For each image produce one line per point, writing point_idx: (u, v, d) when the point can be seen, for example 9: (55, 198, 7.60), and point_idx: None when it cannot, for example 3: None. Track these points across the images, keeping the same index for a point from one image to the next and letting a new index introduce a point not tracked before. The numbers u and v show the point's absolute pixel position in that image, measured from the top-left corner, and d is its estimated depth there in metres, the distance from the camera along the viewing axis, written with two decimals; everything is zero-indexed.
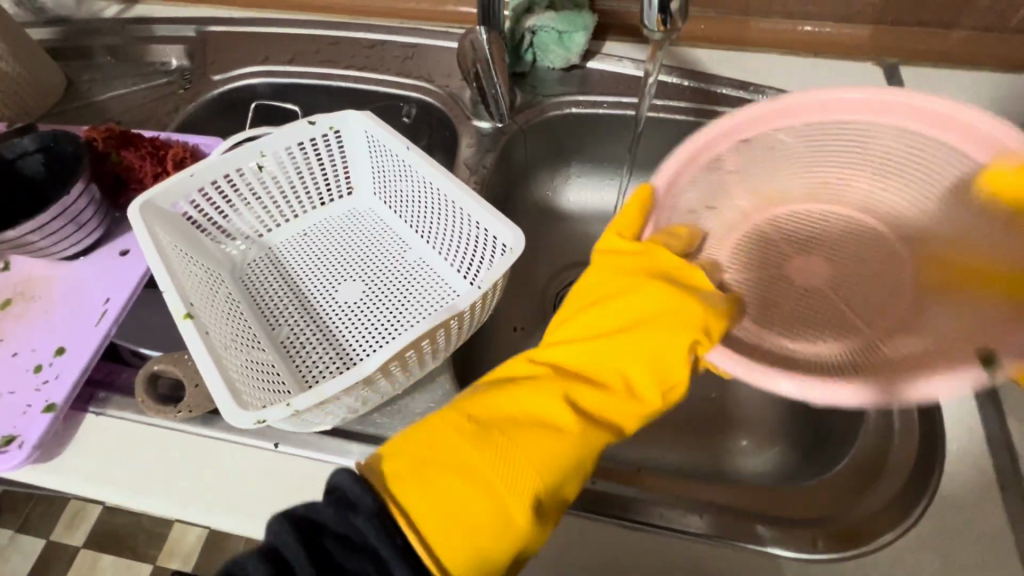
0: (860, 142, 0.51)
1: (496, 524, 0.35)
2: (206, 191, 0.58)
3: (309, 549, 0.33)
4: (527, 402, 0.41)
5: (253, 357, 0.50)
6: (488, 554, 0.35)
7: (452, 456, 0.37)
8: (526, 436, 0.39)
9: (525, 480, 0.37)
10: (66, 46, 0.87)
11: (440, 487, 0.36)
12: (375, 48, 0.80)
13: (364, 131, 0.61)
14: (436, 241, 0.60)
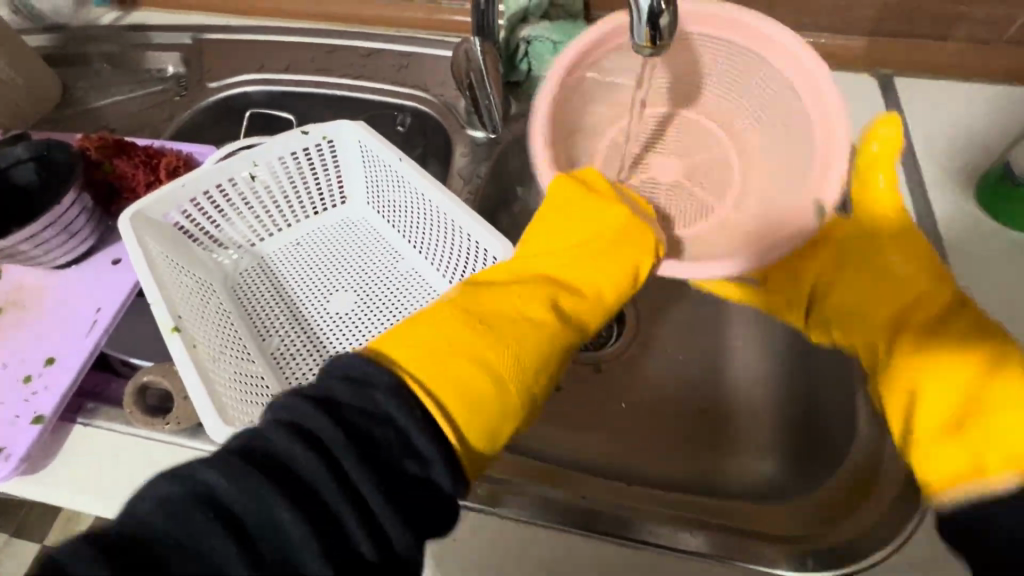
0: (732, 68, 0.61)
1: (496, 397, 0.39)
2: (198, 201, 0.58)
3: (332, 417, 0.32)
4: (511, 302, 0.44)
5: (242, 370, 0.50)
6: (493, 426, 0.38)
7: (449, 343, 0.40)
8: (508, 329, 0.42)
9: (516, 363, 0.40)
10: (62, 52, 0.87)
11: (444, 367, 0.38)
12: (371, 57, 0.80)
13: (357, 141, 0.61)
14: (428, 252, 0.60)
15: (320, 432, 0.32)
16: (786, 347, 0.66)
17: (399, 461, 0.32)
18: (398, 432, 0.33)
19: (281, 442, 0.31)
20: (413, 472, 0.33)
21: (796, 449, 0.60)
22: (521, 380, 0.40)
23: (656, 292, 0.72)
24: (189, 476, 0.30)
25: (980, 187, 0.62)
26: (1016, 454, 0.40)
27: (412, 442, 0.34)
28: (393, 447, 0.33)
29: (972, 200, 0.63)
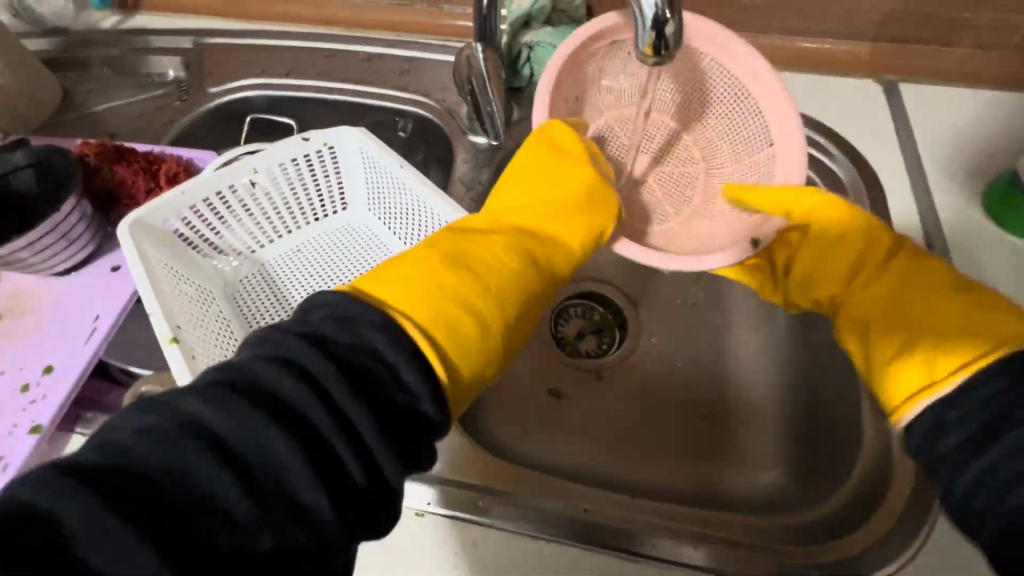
0: (714, 85, 0.60)
1: (479, 331, 0.40)
2: (198, 209, 0.58)
3: (323, 352, 0.32)
4: (488, 245, 0.45)
5: None
6: (478, 359, 0.39)
7: (431, 283, 0.41)
8: (487, 271, 0.43)
9: (493, 302, 0.42)
10: (63, 56, 0.87)
11: (428, 304, 0.39)
12: (372, 62, 0.80)
13: (359, 148, 0.61)
14: None
15: (312, 366, 0.31)
16: (790, 356, 0.65)
17: (389, 392, 0.33)
18: (386, 362, 0.34)
19: (269, 377, 0.30)
20: (403, 402, 0.33)
21: (801, 460, 0.60)
22: (500, 318, 0.42)
23: (659, 299, 0.72)
24: (167, 408, 0.29)
25: (987, 194, 0.61)
26: (960, 358, 0.40)
27: (402, 376, 0.34)
28: (382, 375, 0.33)
29: (978, 207, 0.62)
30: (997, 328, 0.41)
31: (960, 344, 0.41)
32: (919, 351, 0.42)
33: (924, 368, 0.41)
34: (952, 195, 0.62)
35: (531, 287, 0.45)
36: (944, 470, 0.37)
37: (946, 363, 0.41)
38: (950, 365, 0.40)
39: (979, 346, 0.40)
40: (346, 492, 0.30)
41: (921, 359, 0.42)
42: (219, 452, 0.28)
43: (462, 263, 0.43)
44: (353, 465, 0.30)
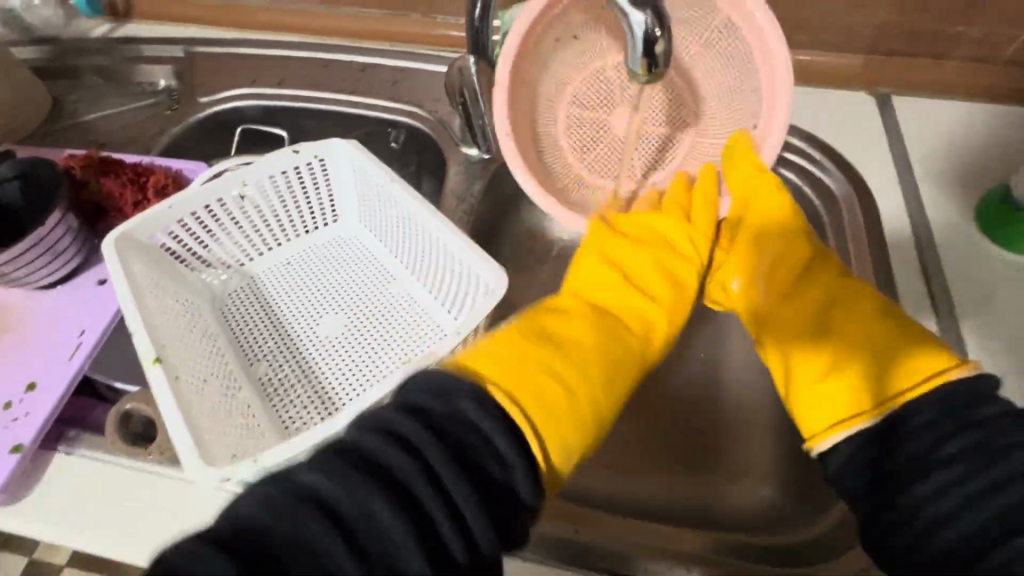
0: (723, 49, 0.58)
1: (571, 405, 0.40)
2: (185, 222, 0.57)
3: (421, 420, 0.33)
4: (579, 322, 0.46)
5: (227, 399, 0.48)
6: (571, 438, 0.39)
7: (528, 361, 0.41)
8: (581, 344, 0.44)
9: (586, 376, 0.42)
10: (53, 65, 0.86)
11: (526, 377, 0.39)
12: (365, 72, 0.79)
13: (349, 160, 0.60)
14: (421, 274, 0.59)
15: (410, 434, 0.32)
16: None
17: (483, 460, 0.33)
18: (479, 431, 0.34)
19: (375, 445, 0.31)
20: (497, 475, 0.33)
21: (797, 476, 0.59)
22: (593, 396, 0.42)
23: None
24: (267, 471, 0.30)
25: (980, 208, 0.61)
26: (897, 390, 0.41)
27: (498, 446, 0.34)
28: (478, 445, 0.33)
29: (972, 221, 0.62)
30: (917, 357, 0.42)
31: (890, 377, 0.42)
32: (856, 373, 0.44)
33: (853, 401, 0.42)
34: (944, 208, 0.62)
35: (622, 359, 0.45)
36: (889, 488, 0.37)
37: (876, 396, 0.42)
38: (887, 396, 0.41)
39: (907, 380, 0.41)
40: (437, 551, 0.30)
41: (850, 391, 0.43)
42: (335, 518, 0.29)
43: (556, 339, 0.44)
44: (444, 530, 0.30)
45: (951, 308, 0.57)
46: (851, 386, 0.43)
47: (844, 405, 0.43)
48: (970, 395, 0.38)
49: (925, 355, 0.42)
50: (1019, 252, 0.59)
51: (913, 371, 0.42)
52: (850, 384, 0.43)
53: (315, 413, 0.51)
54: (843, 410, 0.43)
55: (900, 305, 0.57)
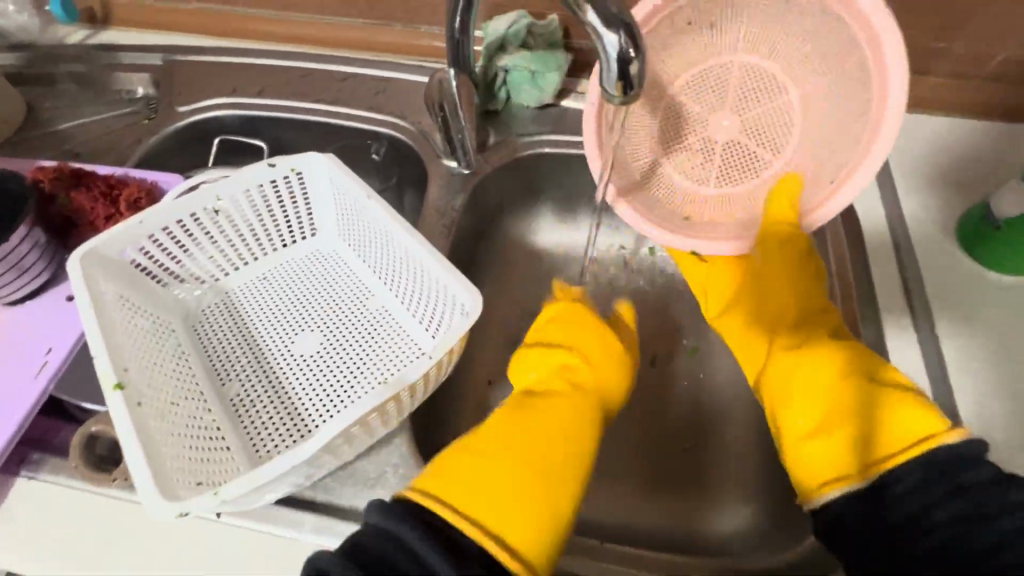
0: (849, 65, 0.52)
1: (538, 508, 0.43)
2: (157, 238, 0.56)
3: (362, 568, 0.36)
4: (538, 417, 0.49)
5: (194, 423, 0.47)
6: (532, 533, 0.42)
7: (482, 469, 0.44)
8: (534, 444, 0.47)
9: (549, 474, 0.45)
10: (28, 72, 0.84)
11: (480, 492, 0.43)
12: (346, 82, 0.78)
13: (327, 174, 0.59)
14: (399, 290, 0.57)
15: None
16: None
17: None
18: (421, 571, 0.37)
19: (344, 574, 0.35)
20: None
21: (776, 496, 0.59)
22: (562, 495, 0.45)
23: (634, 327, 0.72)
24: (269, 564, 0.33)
25: (960, 226, 0.61)
26: (893, 451, 0.42)
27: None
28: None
29: (952, 239, 0.62)
30: (910, 411, 0.43)
31: (885, 433, 0.43)
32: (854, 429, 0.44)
33: (847, 457, 0.43)
34: (924, 226, 0.62)
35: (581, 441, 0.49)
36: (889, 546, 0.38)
37: (871, 454, 0.43)
38: (884, 456, 0.42)
39: (899, 440, 0.43)
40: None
41: (840, 441, 0.44)
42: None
43: (509, 442, 0.46)
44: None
45: (932, 328, 0.56)
46: (847, 443, 0.44)
47: (837, 460, 0.44)
48: (961, 462, 0.39)
49: (918, 415, 0.43)
50: (998, 270, 0.59)
51: (908, 430, 0.42)
52: (848, 441, 0.44)
53: (287, 435, 0.50)
54: (836, 465, 0.43)
55: (881, 324, 0.57)
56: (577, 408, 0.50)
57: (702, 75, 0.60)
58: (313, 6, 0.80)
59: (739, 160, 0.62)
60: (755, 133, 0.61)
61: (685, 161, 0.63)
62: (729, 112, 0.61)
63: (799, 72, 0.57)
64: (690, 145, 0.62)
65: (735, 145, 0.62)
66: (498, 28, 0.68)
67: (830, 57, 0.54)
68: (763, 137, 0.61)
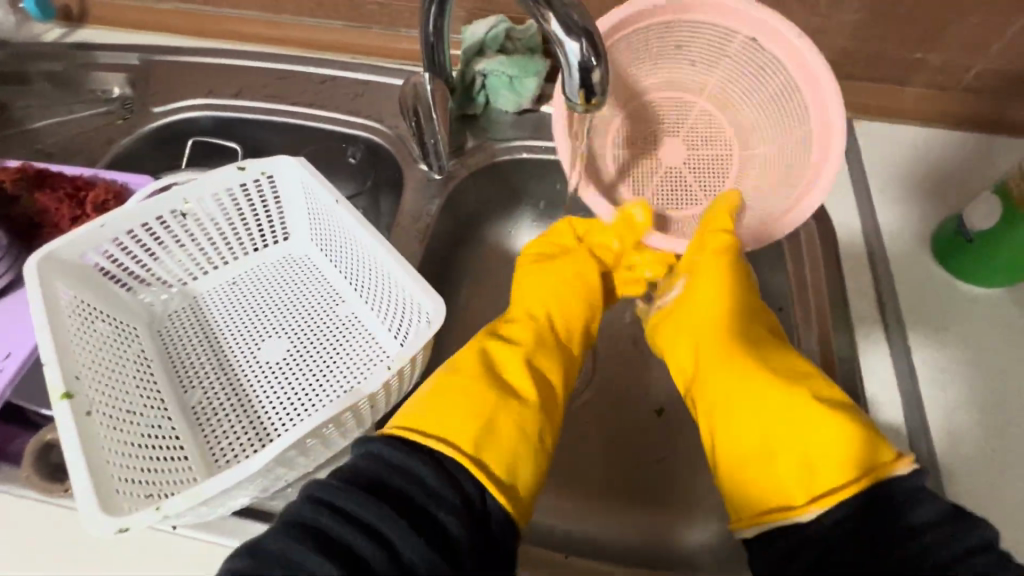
0: (791, 115, 0.59)
1: (521, 434, 0.44)
2: (121, 242, 0.54)
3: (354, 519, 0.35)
4: (523, 351, 0.50)
5: (149, 433, 0.46)
6: (525, 461, 0.43)
7: (474, 397, 0.45)
8: (521, 373, 0.48)
9: (528, 404, 0.46)
10: (2, 70, 0.83)
11: (470, 419, 0.43)
12: (325, 84, 0.78)
13: (298, 177, 0.58)
14: (368, 296, 0.57)
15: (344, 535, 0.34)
16: None
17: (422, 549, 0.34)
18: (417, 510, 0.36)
19: (335, 524, 0.34)
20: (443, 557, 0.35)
21: None
22: (536, 430, 0.45)
23: (611, 336, 0.72)
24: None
25: (935, 237, 0.61)
26: (829, 483, 0.39)
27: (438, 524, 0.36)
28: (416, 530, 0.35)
29: (928, 250, 0.62)
30: (848, 437, 0.41)
31: (826, 457, 0.40)
32: (793, 465, 0.41)
33: (784, 492, 0.41)
34: (899, 238, 0.62)
35: (556, 375, 0.50)
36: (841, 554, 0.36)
37: (815, 483, 0.40)
38: (819, 491, 0.39)
39: (839, 469, 0.39)
40: (451, 548, 0.35)
41: (785, 463, 0.42)
42: (363, 524, 0.34)
43: (489, 378, 0.47)
44: (456, 531, 0.36)
45: (904, 340, 0.56)
46: (783, 477, 0.41)
47: (773, 495, 0.41)
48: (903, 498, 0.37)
49: (871, 442, 0.40)
50: (971, 282, 0.59)
51: (840, 463, 0.40)
52: (786, 478, 0.41)
53: (248, 446, 0.49)
54: (771, 500, 0.41)
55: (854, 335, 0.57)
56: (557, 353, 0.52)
57: (670, 104, 0.65)
58: (292, 7, 0.79)
59: (682, 189, 0.64)
60: (698, 166, 0.65)
61: (633, 175, 0.65)
62: (679, 142, 0.65)
63: (748, 122, 0.63)
64: (641, 164, 0.65)
65: (680, 176, 0.65)
66: (474, 32, 0.68)
67: (780, 108, 0.60)
68: (705, 171, 0.65)
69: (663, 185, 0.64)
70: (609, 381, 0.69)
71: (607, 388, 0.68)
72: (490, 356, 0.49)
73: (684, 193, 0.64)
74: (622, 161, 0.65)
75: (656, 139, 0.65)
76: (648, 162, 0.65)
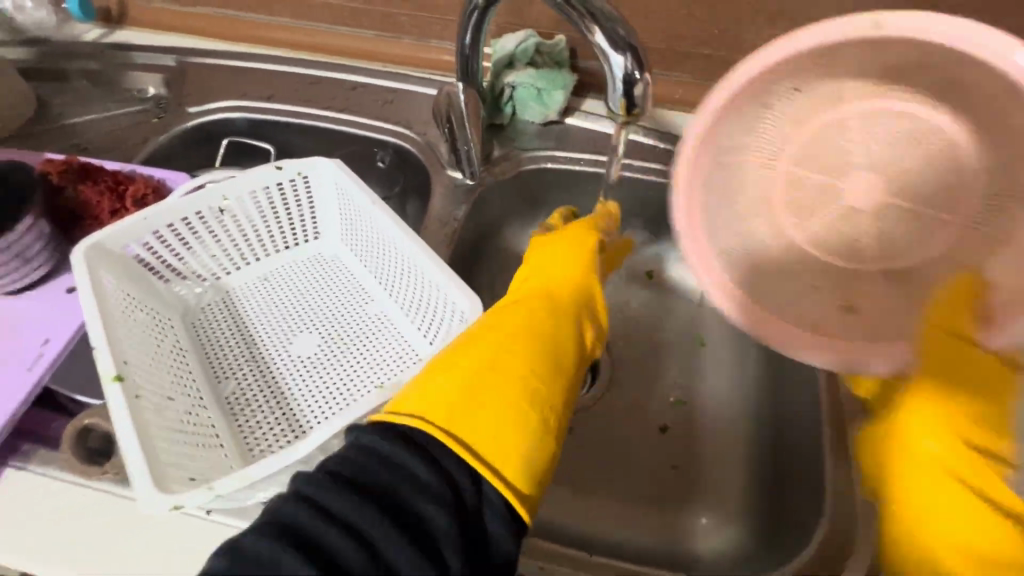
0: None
1: (522, 422, 0.40)
2: (161, 234, 0.56)
3: (337, 508, 0.32)
4: (525, 330, 0.46)
5: (188, 419, 0.47)
6: (530, 451, 0.39)
7: (469, 382, 0.41)
8: (521, 354, 0.44)
9: (533, 390, 0.42)
10: (41, 67, 0.86)
11: (464, 405, 0.40)
12: (355, 91, 0.80)
13: (333, 178, 0.60)
14: (398, 295, 0.58)
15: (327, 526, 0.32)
16: (758, 409, 0.66)
17: (404, 546, 0.32)
18: (403, 500, 0.33)
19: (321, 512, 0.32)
20: (426, 555, 0.32)
21: (763, 514, 0.60)
22: (542, 416, 0.41)
23: (629, 344, 0.73)
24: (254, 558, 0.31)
25: None
26: None
27: (422, 516, 0.33)
28: (399, 522, 0.32)
29: None
30: None
31: None
32: None
33: None
34: None
35: (563, 359, 0.46)
36: None
37: None
38: None
39: None
40: (434, 542, 0.33)
41: None
42: (349, 519, 0.32)
43: (488, 356, 0.43)
44: (441, 524, 0.33)
45: None
46: None
47: None
48: None
49: None
50: None
51: None
52: None
53: (281, 436, 0.50)
54: None
55: None
56: (564, 337, 0.47)
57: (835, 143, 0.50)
58: (325, 16, 0.82)
59: (903, 225, 0.50)
60: (910, 191, 0.49)
61: (823, 233, 0.51)
62: (872, 174, 0.49)
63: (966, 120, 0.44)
64: (827, 212, 0.51)
65: (889, 211, 0.50)
66: (503, 45, 0.70)
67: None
68: (931, 198, 0.48)
69: (874, 234, 0.50)
70: (625, 387, 0.70)
71: (623, 395, 0.70)
72: (489, 337, 0.45)
73: (914, 228, 0.49)
74: (814, 218, 0.51)
75: (837, 179, 0.50)
76: (842, 207, 0.51)
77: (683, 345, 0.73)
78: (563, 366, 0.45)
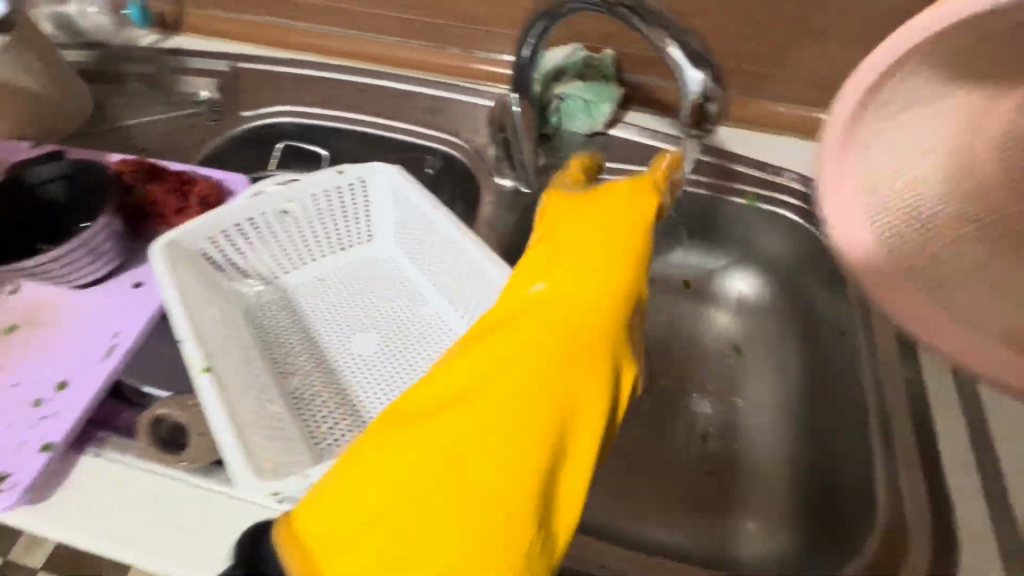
0: None
1: (457, 531, 0.35)
2: (228, 233, 0.59)
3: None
4: (499, 397, 0.40)
5: (262, 410, 0.49)
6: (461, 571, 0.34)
7: (419, 464, 0.36)
8: (484, 436, 0.38)
9: (479, 490, 0.36)
10: (99, 70, 0.89)
11: (402, 496, 0.35)
12: (403, 98, 0.83)
13: (391, 182, 0.62)
14: (454, 296, 0.60)
15: None
16: (798, 417, 0.67)
17: None
18: None
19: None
20: None
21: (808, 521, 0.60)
22: (481, 528, 0.35)
23: (668, 351, 0.75)
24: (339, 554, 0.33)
25: None
26: None
27: None
28: None
29: None
30: None
31: None
32: None
33: None
34: None
35: (533, 441, 0.38)
36: None
37: None
38: None
39: None
40: None
41: None
42: None
43: (449, 431, 0.38)
44: None
45: None
46: None
47: None
48: None
49: None
50: None
51: None
52: None
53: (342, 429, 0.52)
54: None
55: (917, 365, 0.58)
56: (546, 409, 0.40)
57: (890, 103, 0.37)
58: (375, 25, 0.85)
59: None
60: None
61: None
62: None
63: None
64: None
65: None
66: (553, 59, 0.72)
67: None
68: None
69: None
70: (665, 394, 0.72)
71: (664, 401, 0.71)
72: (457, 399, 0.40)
73: None
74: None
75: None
76: None
77: (721, 354, 0.74)
78: (533, 451, 0.38)
